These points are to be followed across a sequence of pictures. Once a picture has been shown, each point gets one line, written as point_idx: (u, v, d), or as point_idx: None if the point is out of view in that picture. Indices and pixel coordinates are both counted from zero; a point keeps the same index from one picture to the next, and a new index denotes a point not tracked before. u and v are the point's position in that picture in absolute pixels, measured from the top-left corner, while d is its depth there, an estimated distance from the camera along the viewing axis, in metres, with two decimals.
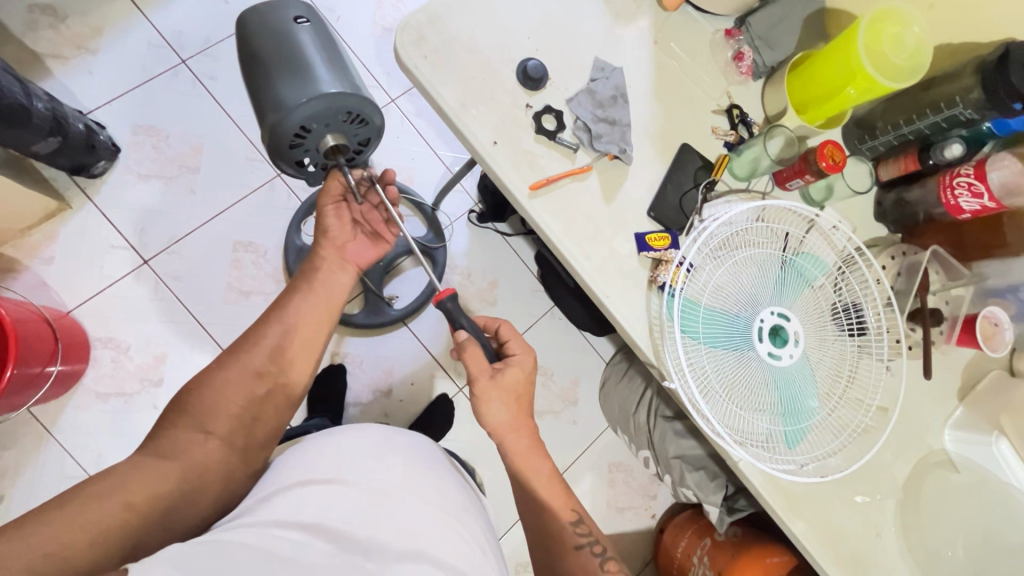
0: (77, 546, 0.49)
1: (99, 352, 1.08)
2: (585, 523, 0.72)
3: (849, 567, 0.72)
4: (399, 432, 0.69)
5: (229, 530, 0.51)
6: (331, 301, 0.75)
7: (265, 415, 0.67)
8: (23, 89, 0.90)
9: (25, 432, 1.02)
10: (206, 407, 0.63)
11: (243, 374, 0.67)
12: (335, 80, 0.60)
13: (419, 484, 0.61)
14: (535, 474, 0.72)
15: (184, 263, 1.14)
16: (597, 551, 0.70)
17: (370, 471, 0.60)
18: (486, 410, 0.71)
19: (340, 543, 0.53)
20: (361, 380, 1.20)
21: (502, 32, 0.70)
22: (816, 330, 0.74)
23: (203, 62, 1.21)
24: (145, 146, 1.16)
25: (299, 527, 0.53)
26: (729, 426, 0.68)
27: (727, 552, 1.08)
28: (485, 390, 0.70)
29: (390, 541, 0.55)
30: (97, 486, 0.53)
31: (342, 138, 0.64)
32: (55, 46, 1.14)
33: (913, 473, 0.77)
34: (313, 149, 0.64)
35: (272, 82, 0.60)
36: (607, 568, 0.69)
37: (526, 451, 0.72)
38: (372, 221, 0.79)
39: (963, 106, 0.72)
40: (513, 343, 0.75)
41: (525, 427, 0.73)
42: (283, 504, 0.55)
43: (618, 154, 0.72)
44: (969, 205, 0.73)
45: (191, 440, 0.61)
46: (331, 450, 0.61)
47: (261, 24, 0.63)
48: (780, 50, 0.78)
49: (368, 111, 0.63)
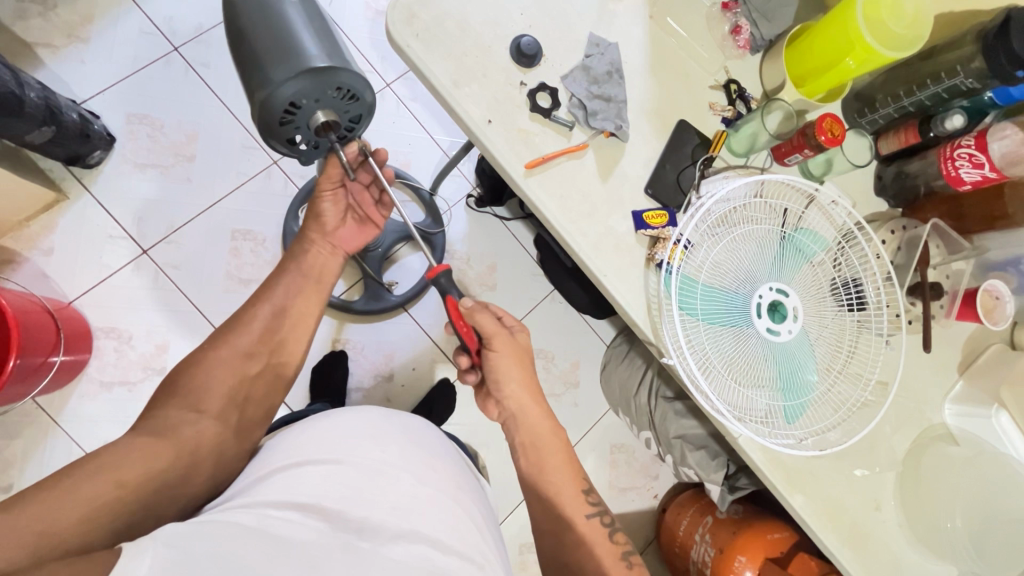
0: (68, 522, 0.49)
1: (101, 342, 1.08)
2: (594, 492, 0.72)
3: (849, 541, 0.73)
4: (397, 414, 0.70)
5: (227, 511, 0.52)
6: (320, 284, 0.77)
7: (256, 395, 0.69)
8: (14, 79, 0.89)
9: (31, 422, 1.03)
10: (198, 386, 0.64)
11: (233, 355, 0.68)
12: (324, 55, 0.60)
13: (414, 465, 0.62)
14: (545, 438, 0.73)
15: (182, 252, 1.14)
16: (606, 521, 0.70)
17: (366, 453, 0.60)
18: (499, 369, 0.73)
19: (335, 523, 0.53)
20: (362, 365, 1.20)
21: (494, 9, 0.69)
22: (814, 305, 0.74)
23: (195, 49, 1.20)
24: (141, 135, 1.15)
25: (295, 507, 0.53)
26: (729, 402, 0.68)
27: (727, 529, 1.09)
28: (501, 345, 0.73)
29: (384, 522, 0.55)
30: (90, 464, 0.53)
31: (333, 115, 0.63)
32: (46, 35, 1.13)
33: (913, 447, 0.77)
34: (304, 126, 0.63)
35: (260, 59, 0.59)
36: (617, 538, 0.70)
37: (535, 417, 0.74)
38: (365, 205, 0.80)
39: (964, 76, 0.71)
40: (507, 317, 0.77)
41: (534, 395, 0.75)
42: (280, 485, 0.55)
43: (614, 131, 0.71)
44: (970, 175, 0.72)
45: (182, 419, 0.61)
46: (327, 432, 0.62)
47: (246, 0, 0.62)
48: (777, 22, 0.77)
49: (358, 85, 0.62)
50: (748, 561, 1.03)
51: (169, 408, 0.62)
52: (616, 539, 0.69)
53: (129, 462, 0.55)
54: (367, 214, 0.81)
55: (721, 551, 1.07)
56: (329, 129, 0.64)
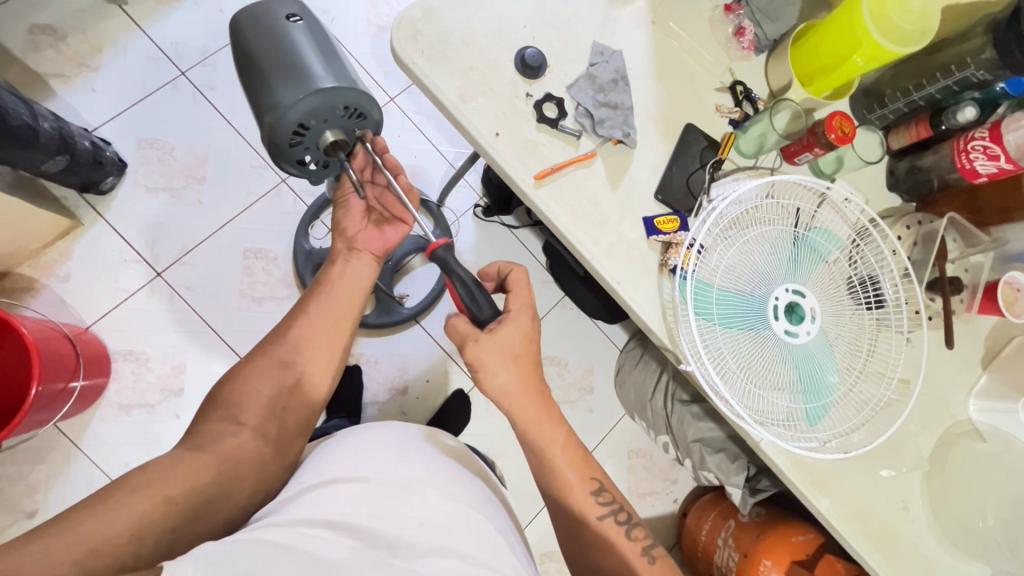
0: (118, 540, 0.50)
1: (120, 366, 1.10)
2: (606, 490, 0.69)
3: (877, 543, 0.72)
4: (416, 428, 0.69)
5: (261, 529, 0.52)
6: (352, 291, 0.75)
7: (294, 404, 0.67)
8: (29, 111, 0.91)
9: (53, 447, 1.04)
10: (238, 399, 0.64)
11: (269, 364, 0.68)
12: (331, 76, 0.60)
13: (441, 480, 0.61)
14: (550, 444, 0.67)
15: (196, 273, 1.16)
16: (621, 518, 0.68)
17: (391, 466, 0.60)
18: (484, 374, 0.65)
19: (366, 540, 0.53)
20: (376, 379, 1.20)
21: (497, 22, 0.70)
22: (832, 304, 0.73)
23: (202, 72, 1.22)
24: (152, 160, 1.17)
25: (326, 525, 0.54)
26: (749, 406, 0.68)
27: (751, 533, 1.07)
28: (476, 353, 0.65)
29: (415, 538, 0.55)
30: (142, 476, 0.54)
31: (339, 134, 0.64)
32: (57, 65, 1.15)
33: (938, 444, 0.76)
34: (313, 145, 0.64)
35: (268, 82, 0.60)
36: (633, 535, 0.68)
37: (536, 420, 0.67)
38: (388, 206, 0.77)
39: (975, 68, 0.71)
40: (514, 298, 0.68)
41: (532, 394, 0.67)
42: (310, 502, 0.55)
43: (622, 138, 0.71)
44: (985, 168, 0.71)
45: (225, 431, 0.62)
46: (351, 450, 0.62)
47: (253, 26, 0.63)
48: (780, 22, 0.78)
49: (366, 105, 0.63)
50: (773, 565, 1.00)
51: (210, 421, 0.62)
52: (634, 536, 0.68)
53: (178, 474, 0.56)
54: (394, 217, 0.77)
55: (746, 556, 1.05)
56: (338, 148, 0.65)
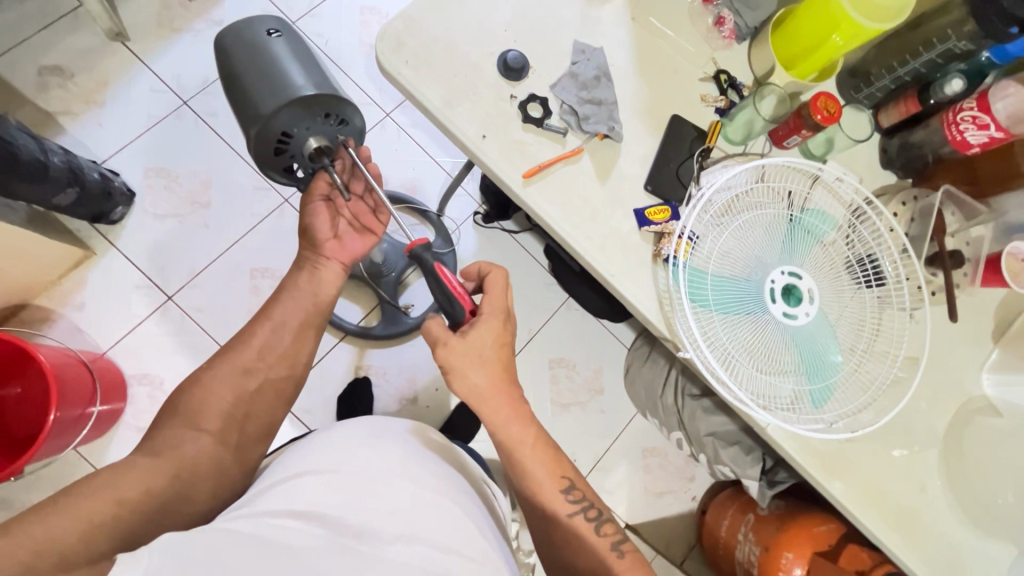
0: (69, 538, 0.49)
1: (136, 390, 1.12)
2: (577, 488, 0.67)
3: (895, 525, 0.70)
4: (390, 421, 0.71)
5: (229, 521, 0.51)
6: (318, 298, 0.75)
7: (256, 412, 0.69)
8: (39, 146, 0.94)
9: (75, 473, 1.07)
10: (197, 406, 0.65)
11: (232, 372, 0.68)
12: (310, 83, 0.62)
13: (409, 469, 0.62)
14: (520, 446, 0.65)
15: (205, 295, 1.18)
16: (591, 515, 0.67)
17: (361, 457, 0.61)
18: (453, 376, 0.63)
19: (334, 528, 0.54)
20: (387, 390, 1.22)
21: (478, 28, 0.71)
22: (830, 284, 0.72)
23: (203, 101, 1.26)
24: (159, 188, 1.21)
25: (296, 516, 0.53)
26: (752, 391, 0.67)
27: (771, 526, 1.04)
28: (444, 355, 0.63)
29: (383, 527, 0.55)
30: (97, 479, 0.55)
31: (323, 139, 0.66)
32: (66, 103, 1.20)
33: (953, 422, 0.74)
34: (298, 153, 0.67)
35: (250, 94, 0.63)
36: (602, 531, 0.67)
37: (507, 420, 0.64)
38: (361, 215, 0.78)
39: (957, 39, 0.70)
40: (486, 301, 0.66)
41: (502, 395, 0.64)
42: (280, 494, 0.55)
43: (608, 133, 0.72)
44: (976, 138, 0.70)
45: (185, 436, 0.63)
46: (324, 445, 0.63)
47: (236, 44, 0.65)
48: (761, 9, 0.78)
49: (346, 111, 0.65)
50: (795, 557, 0.98)
51: (171, 426, 0.63)
52: (604, 532, 0.66)
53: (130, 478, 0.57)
54: (365, 224, 0.78)
55: (767, 550, 1.02)
56: (322, 154, 0.67)
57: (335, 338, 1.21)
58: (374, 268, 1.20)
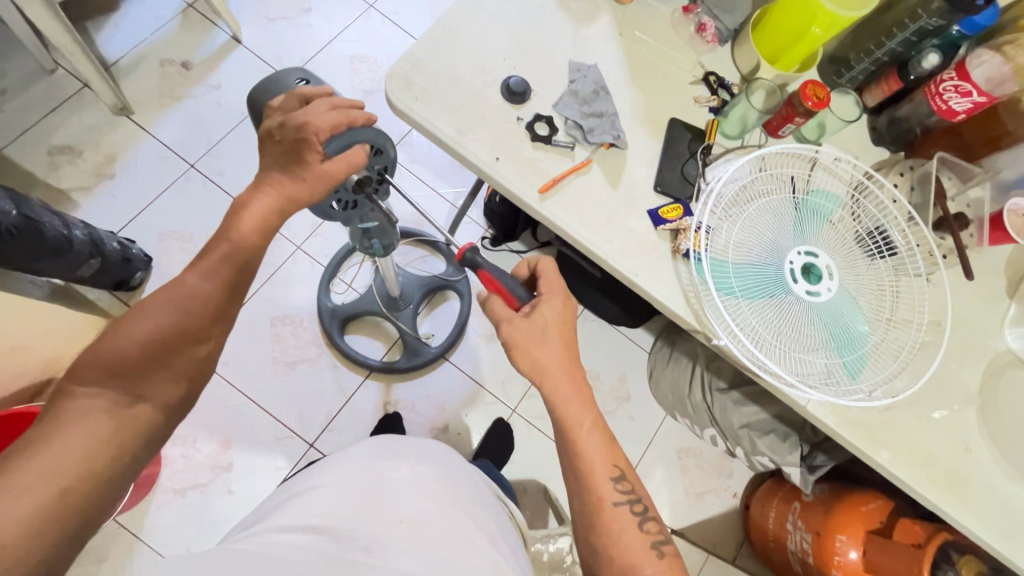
0: None
1: (169, 451, 1.12)
2: (626, 480, 0.62)
3: (946, 486, 0.71)
4: (416, 446, 0.72)
5: (242, 540, 0.53)
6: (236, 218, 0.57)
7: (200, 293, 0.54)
8: (63, 222, 0.96)
9: (117, 542, 1.06)
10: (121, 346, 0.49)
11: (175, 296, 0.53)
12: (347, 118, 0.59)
13: (429, 486, 0.63)
14: (580, 427, 0.62)
15: (230, 349, 1.20)
16: (638, 510, 0.62)
17: (385, 471, 0.63)
18: (520, 355, 0.63)
19: (339, 541, 0.52)
20: (417, 422, 1.22)
21: (479, 60, 0.76)
22: (845, 259, 0.75)
23: (209, 161, 1.30)
24: (175, 250, 1.24)
25: (303, 530, 0.54)
26: (790, 370, 0.69)
27: (819, 510, 1.03)
28: (519, 329, 0.64)
29: (393, 538, 0.54)
30: (31, 435, 0.44)
31: (364, 172, 0.64)
32: (78, 179, 1.24)
33: (985, 378, 0.76)
34: (342, 189, 0.65)
35: None
36: (646, 528, 0.62)
37: (572, 397, 0.62)
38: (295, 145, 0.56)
39: (927, 16, 0.74)
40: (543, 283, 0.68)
41: (569, 374, 0.63)
42: (295, 507, 0.58)
43: (613, 142, 0.75)
44: (961, 105, 0.74)
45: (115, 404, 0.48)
46: (345, 465, 0.65)
47: (256, 95, 0.66)
48: (738, 12, 0.83)
49: (380, 140, 0.63)
50: (850, 539, 0.96)
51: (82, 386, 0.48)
52: (647, 530, 0.61)
53: (85, 430, 0.46)
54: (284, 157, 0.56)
55: (819, 535, 1.00)
56: (363, 185, 0.65)
57: (360, 377, 1.23)
58: (391, 301, 1.22)
